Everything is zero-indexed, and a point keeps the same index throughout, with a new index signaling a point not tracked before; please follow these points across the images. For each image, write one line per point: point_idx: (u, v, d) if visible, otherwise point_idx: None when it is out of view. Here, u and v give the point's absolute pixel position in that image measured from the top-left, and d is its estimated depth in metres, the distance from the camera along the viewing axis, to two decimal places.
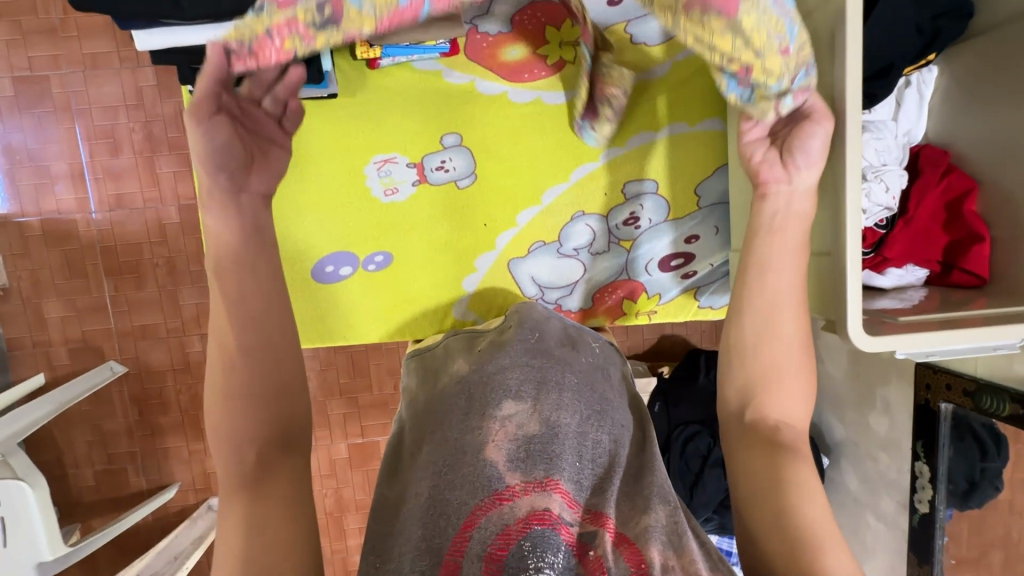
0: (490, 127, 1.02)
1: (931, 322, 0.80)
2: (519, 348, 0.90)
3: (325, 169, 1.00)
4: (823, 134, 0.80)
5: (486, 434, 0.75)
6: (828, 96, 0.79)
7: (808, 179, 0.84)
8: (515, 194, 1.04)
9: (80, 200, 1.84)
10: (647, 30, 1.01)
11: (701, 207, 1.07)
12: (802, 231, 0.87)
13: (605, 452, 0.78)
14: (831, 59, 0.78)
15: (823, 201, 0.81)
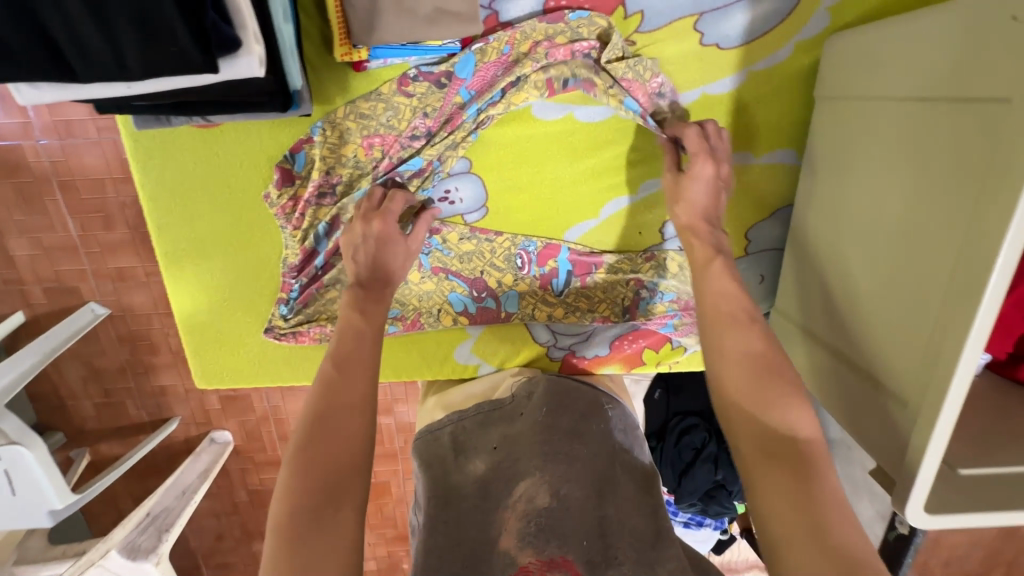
0: (506, 148, 0.83)
1: (993, 479, 0.67)
2: (531, 425, 0.85)
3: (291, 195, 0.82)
4: (958, 241, 0.61)
5: (500, 527, 0.71)
6: (976, 186, 0.59)
7: (919, 265, 0.66)
8: (495, 248, 0.89)
9: (22, 125, 1.58)
10: (721, 29, 0.79)
11: (748, 252, 0.94)
12: (895, 349, 0.70)
13: (620, 522, 0.71)
14: (1000, 149, 0.56)
15: (933, 301, 0.64)
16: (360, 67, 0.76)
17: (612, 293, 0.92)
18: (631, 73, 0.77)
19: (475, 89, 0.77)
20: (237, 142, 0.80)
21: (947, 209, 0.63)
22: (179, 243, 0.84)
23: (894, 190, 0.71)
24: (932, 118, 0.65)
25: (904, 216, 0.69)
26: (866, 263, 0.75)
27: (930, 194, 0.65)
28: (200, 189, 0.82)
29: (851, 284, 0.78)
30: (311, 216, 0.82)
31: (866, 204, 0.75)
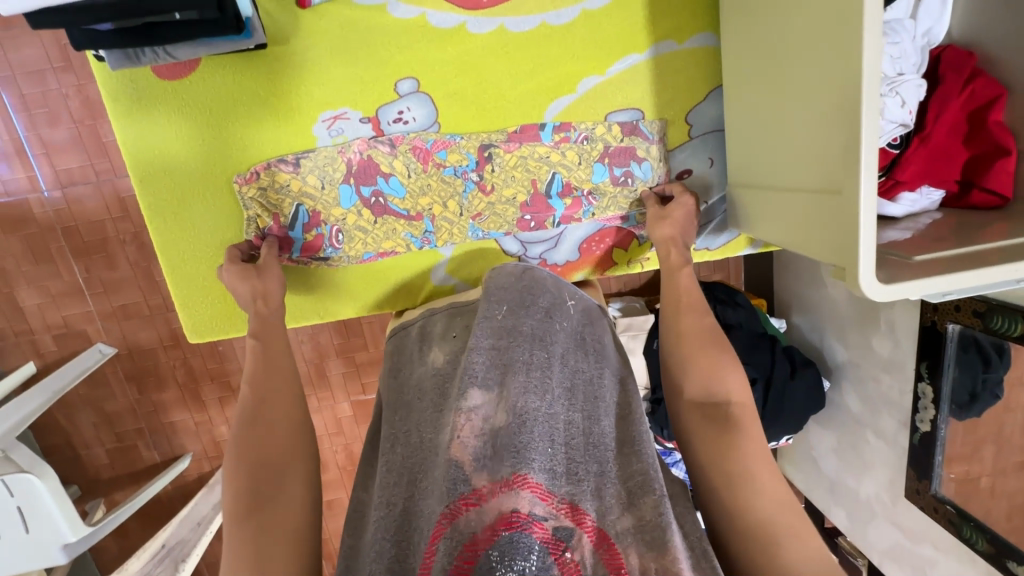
0: (444, 74, 0.89)
1: (942, 260, 0.72)
2: (484, 324, 0.74)
3: (256, 138, 0.89)
4: (829, 50, 0.64)
5: (451, 432, 0.60)
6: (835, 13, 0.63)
7: (811, 99, 0.69)
8: (423, 188, 0.93)
9: (28, 179, 1.66)
10: None
11: (694, 136, 0.96)
12: (805, 166, 0.73)
13: (581, 432, 0.65)
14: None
15: (826, 126, 0.67)
16: (305, 3, 0.82)
17: (564, 195, 0.96)
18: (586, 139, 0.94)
19: (448, 148, 0.92)
20: (209, 93, 0.86)
21: (816, 22, 0.66)
22: (160, 195, 0.90)
23: (779, 37, 0.74)
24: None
25: (790, 54, 0.72)
26: (771, 113, 0.79)
27: (804, 29, 0.68)
28: (175, 141, 0.88)
29: (764, 138, 0.82)
30: (269, 185, 0.90)
31: (762, 62, 0.79)
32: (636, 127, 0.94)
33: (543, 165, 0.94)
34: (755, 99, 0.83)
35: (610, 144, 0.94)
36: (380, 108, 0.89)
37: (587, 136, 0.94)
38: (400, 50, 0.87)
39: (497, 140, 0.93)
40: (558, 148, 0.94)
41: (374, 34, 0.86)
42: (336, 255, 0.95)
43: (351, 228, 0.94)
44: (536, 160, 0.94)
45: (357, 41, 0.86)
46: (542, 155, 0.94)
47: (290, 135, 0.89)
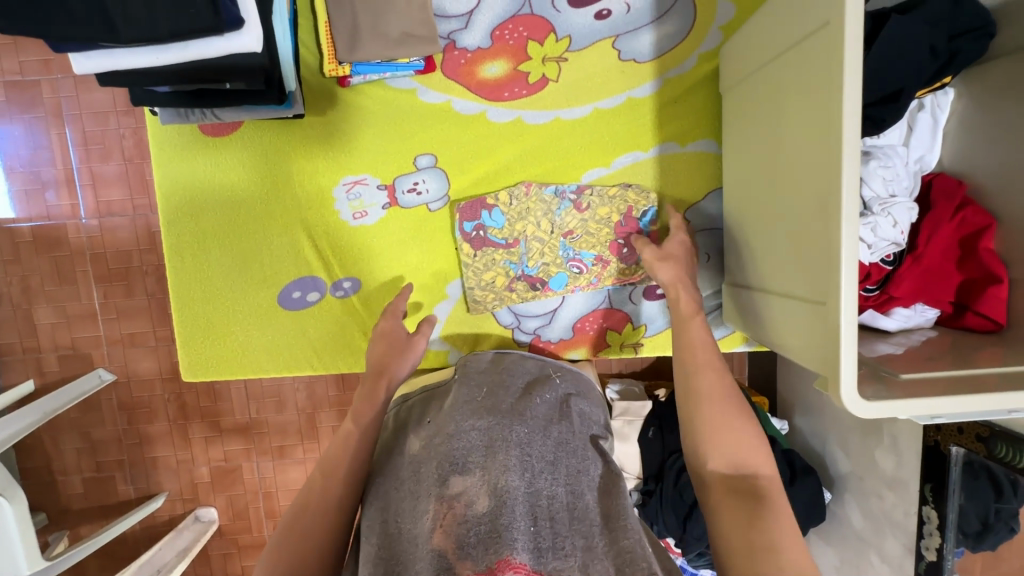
0: (460, 154, 0.96)
1: (933, 380, 0.72)
2: (464, 411, 0.75)
3: (284, 194, 0.95)
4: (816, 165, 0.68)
5: (433, 522, 0.59)
6: (816, 138, 0.67)
7: (797, 211, 0.73)
8: (487, 269, 0.98)
9: (71, 207, 1.77)
10: (636, 46, 0.94)
11: (690, 231, 1.00)
12: (795, 272, 0.75)
13: (565, 508, 0.63)
14: (828, 79, 0.64)
15: (811, 238, 0.70)
16: (344, 82, 0.91)
17: (534, 262, 0.99)
18: (564, 217, 0.98)
19: (472, 219, 0.96)
20: (246, 150, 0.94)
21: (801, 141, 0.71)
22: (183, 234, 0.95)
23: (770, 151, 0.79)
24: (784, 65, 0.74)
25: (779, 169, 0.77)
26: (764, 218, 0.83)
27: (792, 148, 0.73)
28: (207, 189, 0.94)
29: (759, 241, 0.85)
30: (281, 282, 0.97)
31: (758, 170, 0.84)
32: (603, 196, 0.97)
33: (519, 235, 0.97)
34: (751, 203, 0.87)
35: (587, 218, 0.98)
36: (399, 175, 0.96)
37: (551, 214, 0.97)
38: (424, 128, 0.95)
39: (488, 210, 0.97)
40: (531, 220, 0.97)
41: (401, 113, 0.94)
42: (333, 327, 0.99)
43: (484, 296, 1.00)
44: (536, 231, 0.98)
45: (386, 118, 0.94)
46: (519, 220, 0.97)
47: (315, 194, 0.95)
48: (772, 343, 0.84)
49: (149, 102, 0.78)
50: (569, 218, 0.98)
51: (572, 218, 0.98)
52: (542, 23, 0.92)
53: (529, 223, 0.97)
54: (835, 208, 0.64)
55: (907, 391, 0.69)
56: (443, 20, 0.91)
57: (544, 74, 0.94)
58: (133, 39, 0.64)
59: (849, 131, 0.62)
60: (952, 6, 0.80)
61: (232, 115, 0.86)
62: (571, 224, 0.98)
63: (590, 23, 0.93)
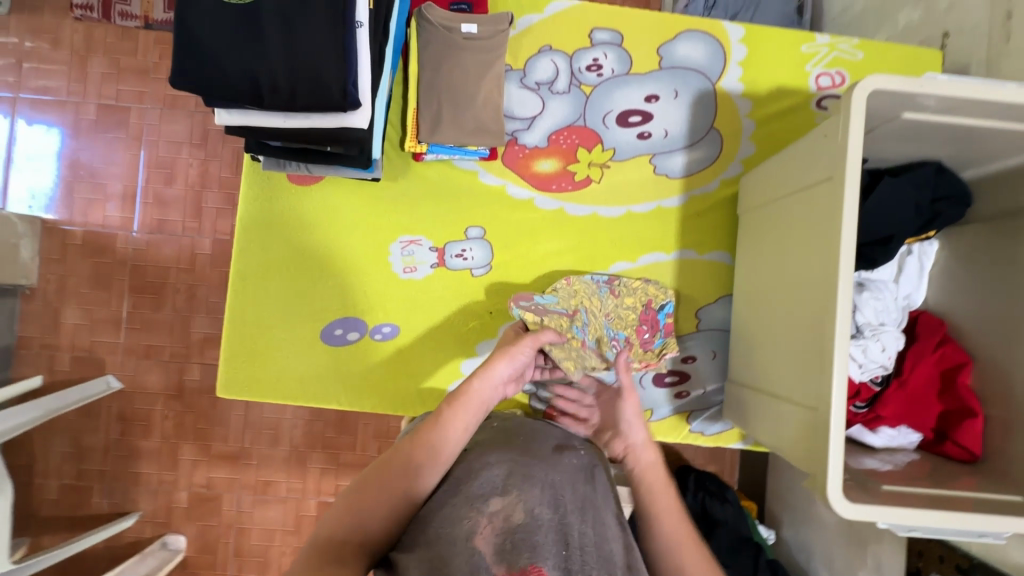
0: (506, 230, 1.09)
1: (912, 495, 0.79)
2: (507, 444, 0.83)
3: (346, 241, 1.07)
4: (815, 291, 0.79)
5: (471, 533, 0.68)
6: (816, 265, 0.79)
7: (797, 325, 0.83)
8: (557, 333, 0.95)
9: (125, 219, 1.90)
10: (669, 164, 1.10)
11: (701, 328, 1.11)
12: (792, 379, 0.84)
13: (587, 548, 0.70)
14: (829, 224, 0.77)
15: (808, 349, 0.80)
16: (419, 157, 1.06)
17: (592, 335, 1.01)
18: (605, 297, 1.06)
19: (532, 296, 1.00)
20: (322, 199, 1.06)
21: (803, 266, 0.83)
22: (250, 262, 1.06)
23: (777, 269, 0.92)
24: (794, 202, 0.88)
25: (783, 286, 0.89)
26: (767, 326, 0.93)
27: (796, 270, 0.85)
28: (278, 226, 1.06)
29: (761, 346, 0.95)
30: (329, 318, 1.07)
31: (764, 284, 0.96)
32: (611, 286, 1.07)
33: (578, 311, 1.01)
34: (756, 312, 0.98)
35: (628, 293, 1.07)
36: (450, 240, 1.08)
37: (605, 298, 1.05)
38: (479, 205, 1.08)
39: (542, 294, 1.01)
40: (579, 299, 1.03)
41: (461, 189, 1.08)
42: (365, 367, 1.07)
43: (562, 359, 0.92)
44: (587, 305, 1.03)
45: (447, 191, 1.08)
46: (576, 298, 1.03)
47: (373, 246, 1.07)
48: (765, 439, 0.92)
49: (259, 151, 0.92)
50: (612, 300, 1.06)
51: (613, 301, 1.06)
52: (593, 135, 1.09)
53: (581, 301, 1.03)
54: (828, 331, 0.74)
55: (887, 500, 0.75)
56: (511, 120, 1.08)
57: (588, 175, 1.10)
58: (272, 106, 0.79)
59: (844, 268, 0.73)
60: (935, 174, 0.95)
61: (321, 170, 1.00)
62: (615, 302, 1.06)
63: (634, 141, 1.10)
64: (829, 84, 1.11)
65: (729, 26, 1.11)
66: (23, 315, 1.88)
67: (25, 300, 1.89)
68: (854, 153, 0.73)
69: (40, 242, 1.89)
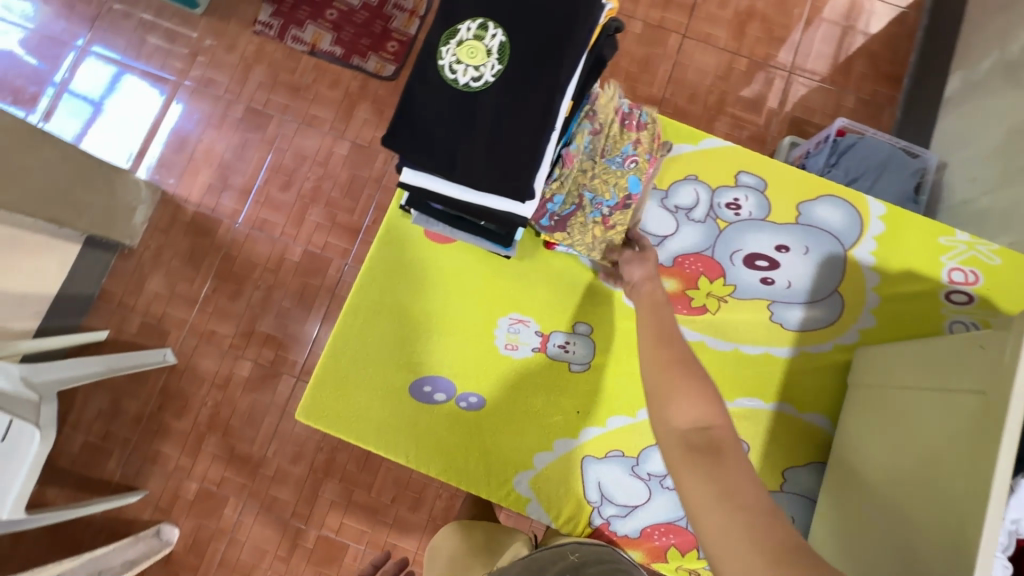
0: (613, 337, 1.10)
1: None
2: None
3: (462, 305, 1.10)
4: (949, 504, 0.76)
5: None
6: (954, 475, 0.76)
7: (918, 526, 0.80)
8: (583, 231, 1.05)
9: (234, 211, 1.96)
10: (786, 314, 1.11)
11: (785, 489, 1.07)
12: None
13: None
14: (979, 443, 0.74)
15: (933, 560, 0.76)
16: (551, 246, 1.10)
17: (613, 188, 1.04)
18: (583, 155, 1.01)
19: (552, 221, 1.04)
20: (450, 261, 1.11)
21: (936, 468, 0.80)
22: (368, 299, 1.09)
23: (896, 455, 0.89)
24: (931, 394, 0.86)
25: (904, 477, 0.85)
26: (872, 510, 0.89)
27: (925, 468, 0.82)
28: (403, 273, 1.10)
29: (860, 529, 0.90)
30: (424, 373, 1.08)
31: (874, 465, 0.93)
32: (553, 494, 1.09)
33: (582, 186, 1.02)
34: (858, 488, 0.94)
35: (604, 130, 1.01)
36: (557, 330, 1.10)
37: (615, 119, 1.02)
38: (594, 307, 1.11)
39: (552, 214, 1.03)
40: (579, 197, 1.03)
41: (579, 286, 1.11)
42: (444, 432, 1.07)
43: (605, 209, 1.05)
44: (583, 164, 1.01)
45: (569, 284, 1.11)
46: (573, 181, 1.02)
47: (484, 316, 1.10)
48: None
49: (418, 208, 0.98)
50: (593, 160, 1.01)
51: (590, 152, 1.01)
52: (718, 267, 1.12)
53: (578, 178, 1.01)
54: (970, 556, 0.70)
55: None
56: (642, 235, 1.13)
57: (705, 304, 1.12)
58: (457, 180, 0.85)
59: (995, 495, 0.70)
60: None
61: (461, 238, 1.05)
62: (596, 150, 1.01)
63: (755, 284, 1.12)
64: (962, 280, 1.10)
65: (870, 200, 1.13)
66: (114, 271, 1.93)
67: (122, 257, 1.94)
68: (1022, 382, 0.72)
69: (155, 208, 1.96)
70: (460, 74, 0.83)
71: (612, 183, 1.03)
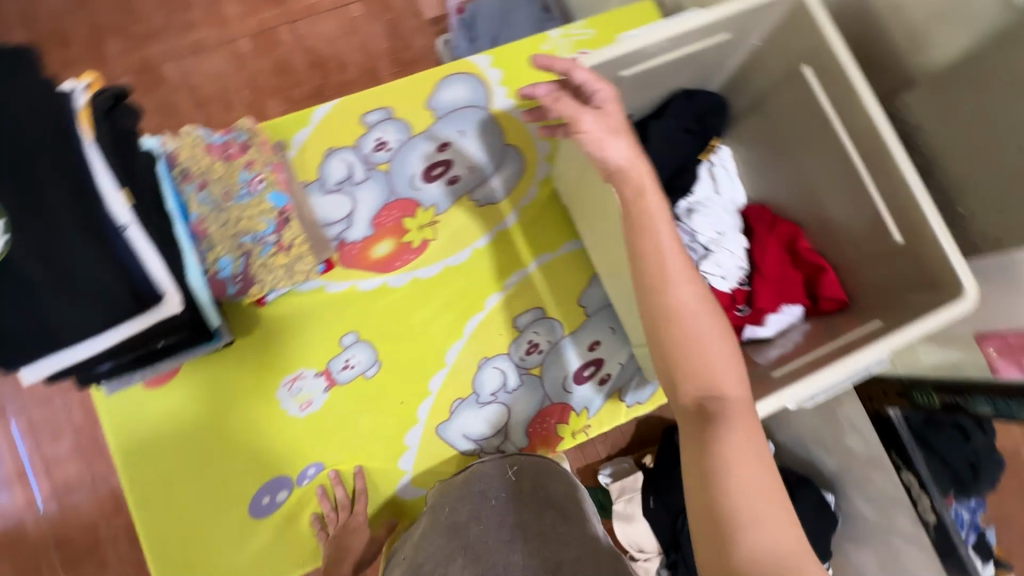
0: (378, 324, 1.10)
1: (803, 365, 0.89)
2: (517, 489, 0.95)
3: (234, 412, 1.04)
4: None
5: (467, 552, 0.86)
6: (622, 227, 0.90)
7: (638, 277, 0.93)
8: (269, 267, 1.01)
9: None
10: (487, 192, 1.17)
11: (589, 314, 1.16)
12: None
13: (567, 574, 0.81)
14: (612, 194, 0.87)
15: None
16: (262, 302, 1.06)
17: (258, 215, 1.00)
18: (208, 212, 0.98)
19: (238, 283, 1.01)
20: (191, 388, 1.03)
21: (618, 229, 0.93)
22: (147, 483, 1.00)
23: (607, 237, 1.02)
24: (587, 181, 0.99)
25: (617, 249, 0.99)
26: (626, 286, 1.03)
27: (616, 234, 0.95)
28: (159, 435, 1.01)
29: (632, 304, 1.04)
30: (254, 492, 1.03)
31: (608, 253, 1.06)
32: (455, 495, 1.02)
33: (233, 236, 0.99)
34: (614, 278, 1.08)
35: (211, 182, 0.99)
36: (332, 358, 1.08)
37: (212, 158, 1.00)
38: (345, 315, 1.10)
39: (231, 275, 1.00)
40: (238, 246, 0.99)
41: (318, 310, 1.09)
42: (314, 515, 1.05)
43: (273, 237, 1.01)
44: (216, 221, 0.98)
45: (308, 316, 1.09)
46: (220, 241, 0.98)
47: (261, 403, 1.05)
48: None
49: (97, 379, 0.89)
50: (221, 210, 0.99)
51: (212, 207, 0.98)
52: (409, 202, 1.14)
53: (221, 232, 0.98)
54: None
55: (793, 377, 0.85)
56: (331, 227, 1.12)
57: (423, 237, 1.14)
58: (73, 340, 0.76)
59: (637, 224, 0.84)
60: (687, 100, 1.06)
61: (174, 363, 0.98)
62: (221, 200, 0.99)
63: (446, 191, 1.16)
64: None
65: (474, 59, 1.18)
66: None
67: None
68: None
69: None
70: None
71: (256, 215, 1.00)
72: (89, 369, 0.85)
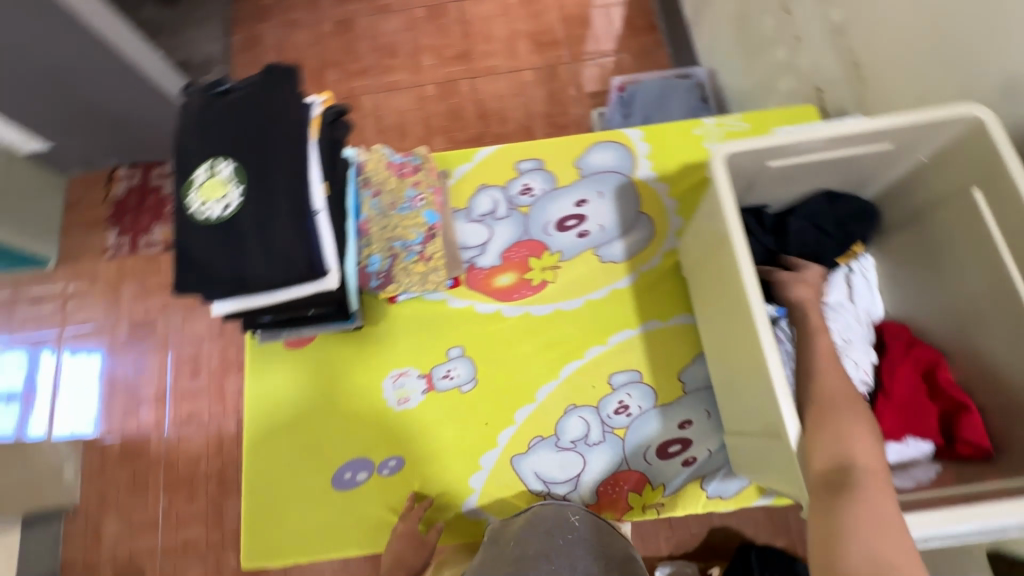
0: (484, 345, 1.19)
1: (924, 499, 0.77)
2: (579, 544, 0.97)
3: (344, 388, 1.17)
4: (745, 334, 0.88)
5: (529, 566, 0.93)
6: (738, 308, 0.90)
7: (742, 362, 0.92)
8: (407, 272, 1.15)
9: None
10: (612, 251, 1.24)
11: (687, 391, 1.15)
12: (756, 412, 0.90)
13: None
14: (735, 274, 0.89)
15: (754, 381, 0.88)
16: (393, 299, 1.20)
17: (412, 225, 1.14)
18: (375, 215, 1.12)
19: (380, 277, 1.15)
20: (317, 357, 1.19)
21: (733, 310, 0.93)
22: (261, 428, 1.15)
23: (719, 315, 1.02)
24: (711, 257, 1.01)
25: (727, 329, 0.99)
26: (727, 368, 1.01)
27: (730, 314, 0.95)
28: (282, 389, 1.17)
29: (729, 389, 1.02)
30: (339, 463, 1.13)
31: (715, 332, 1.05)
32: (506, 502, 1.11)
33: (388, 239, 1.13)
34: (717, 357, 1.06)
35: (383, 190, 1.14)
36: (436, 364, 1.18)
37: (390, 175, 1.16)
38: (456, 329, 1.20)
39: (376, 269, 1.14)
40: (389, 246, 1.13)
41: (437, 319, 1.21)
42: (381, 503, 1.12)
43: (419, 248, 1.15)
44: (379, 222, 1.12)
45: (426, 322, 1.21)
46: (377, 240, 1.12)
47: (368, 387, 1.17)
48: (761, 474, 0.95)
49: (256, 327, 1.07)
50: (386, 214, 1.13)
51: (379, 212, 1.13)
52: (538, 244, 1.24)
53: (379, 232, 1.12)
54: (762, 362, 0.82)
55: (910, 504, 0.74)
56: (466, 251, 1.25)
57: (543, 278, 1.22)
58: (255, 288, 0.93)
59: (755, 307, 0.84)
60: (828, 203, 1.06)
61: (313, 330, 1.14)
62: (387, 207, 1.13)
63: (574, 241, 1.24)
64: None
65: (628, 131, 1.29)
66: None
67: None
68: (730, 207, 0.88)
69: None
70: (211, 210, 0.94)
71: (411, 226, 1.14)
72: (255, 316, 1.02)
